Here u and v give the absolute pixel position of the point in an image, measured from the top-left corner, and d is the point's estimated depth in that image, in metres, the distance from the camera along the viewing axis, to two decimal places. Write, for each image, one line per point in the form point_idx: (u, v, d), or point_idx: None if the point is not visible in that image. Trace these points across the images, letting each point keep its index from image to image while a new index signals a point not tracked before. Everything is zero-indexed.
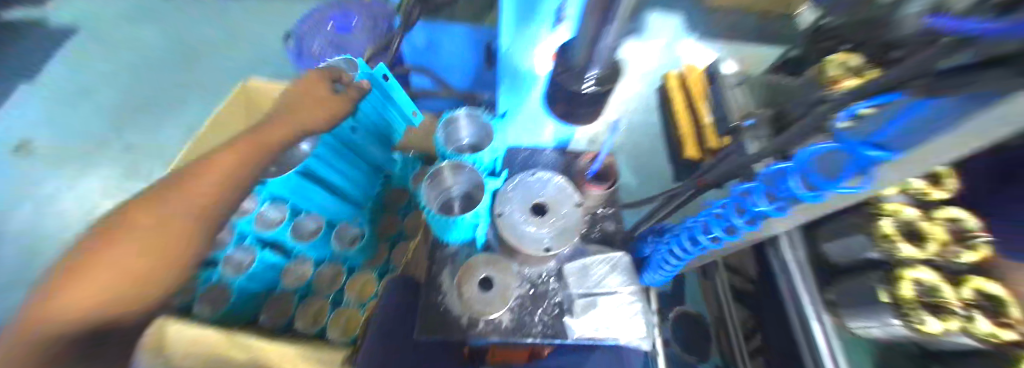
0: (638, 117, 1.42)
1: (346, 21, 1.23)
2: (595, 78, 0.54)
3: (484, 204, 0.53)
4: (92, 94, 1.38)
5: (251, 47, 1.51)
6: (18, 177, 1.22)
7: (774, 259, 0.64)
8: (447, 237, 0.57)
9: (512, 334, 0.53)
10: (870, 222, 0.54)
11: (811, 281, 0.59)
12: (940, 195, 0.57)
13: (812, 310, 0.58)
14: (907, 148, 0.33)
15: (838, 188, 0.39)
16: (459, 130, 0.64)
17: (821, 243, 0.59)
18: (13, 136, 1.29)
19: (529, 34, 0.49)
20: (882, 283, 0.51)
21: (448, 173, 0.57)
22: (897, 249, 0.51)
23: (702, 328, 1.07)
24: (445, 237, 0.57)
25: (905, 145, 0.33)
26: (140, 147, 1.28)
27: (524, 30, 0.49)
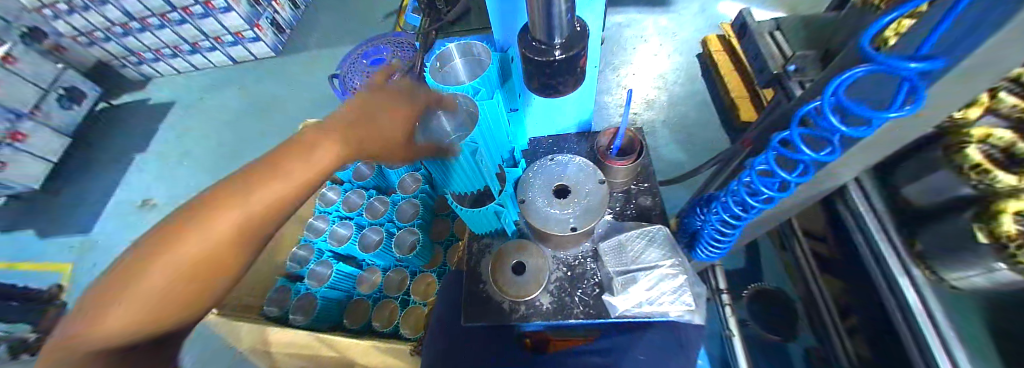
0: (678, 88, 1.33)
1: (378, 54, 1.36)
2: None
3: (507, 193, 0.56)
4: (196, 153, 1.70)
5: (309, 93, 1.74)
6: (150, 226, 1.54)
7: (847, 211, 0.57)
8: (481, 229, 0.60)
9: (554, 316, 0.53)
10: (952, 154, 0.46)
11: (891, 231, 0.51)
12: None
13: (894, 262, 0.50)
14: (974, 51, 0.27)
15: (888, 117, 0.33)
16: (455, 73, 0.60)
17: (903, 188, 0.53)
18: (143, 195, 1.63)
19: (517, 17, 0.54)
20: (978, 222, 0.43)
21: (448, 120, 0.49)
22: (992, 179, 0.42)
23: (786, 304, 0.95)
24: (482, 229, 0.61)
25: (972, 49, 0.27)
26: None
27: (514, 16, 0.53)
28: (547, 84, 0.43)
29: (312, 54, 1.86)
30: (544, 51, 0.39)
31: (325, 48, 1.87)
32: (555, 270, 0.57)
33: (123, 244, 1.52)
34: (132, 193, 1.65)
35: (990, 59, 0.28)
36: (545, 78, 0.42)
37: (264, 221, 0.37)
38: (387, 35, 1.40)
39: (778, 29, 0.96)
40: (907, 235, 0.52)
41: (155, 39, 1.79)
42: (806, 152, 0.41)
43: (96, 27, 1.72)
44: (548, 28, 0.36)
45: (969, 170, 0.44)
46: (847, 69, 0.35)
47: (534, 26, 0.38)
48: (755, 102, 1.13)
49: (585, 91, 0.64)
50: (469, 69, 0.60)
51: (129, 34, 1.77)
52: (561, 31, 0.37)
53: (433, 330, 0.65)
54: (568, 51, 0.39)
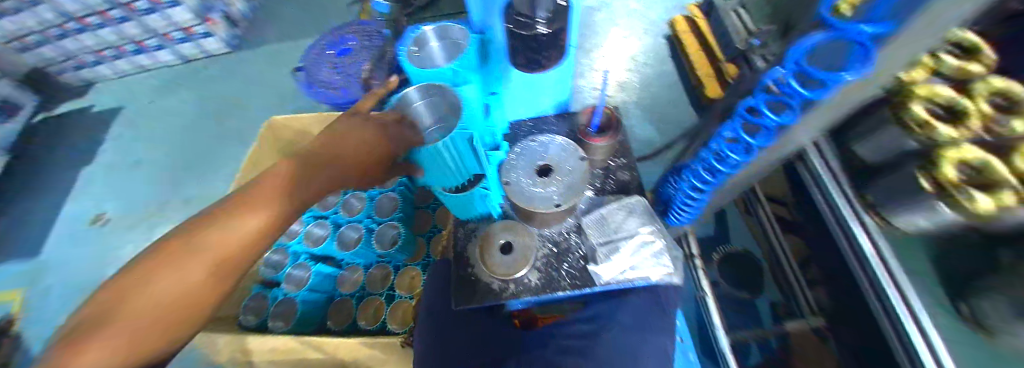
0: (648, 68, 1.37)
1: (346, 44, 1.30)
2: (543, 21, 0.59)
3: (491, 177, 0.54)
4: (148, 161, 1.57)
5: (271, 90, 1.64)
6: (103, 244, 1.41)
7: (806, 172, 0.62)
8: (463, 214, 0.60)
9: (543, 291, 0.55)
10: (899, 112, 0.50)
11: (846, 187, 0.56)
12: (977, 67, 0.50)
13: (850, 213, 0.55)
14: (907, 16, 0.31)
15: (841, 79, 0.37)
16: (432, 55, 0.57)
17: (854, 146, 0.58)
18: (90, 211, 1.49)
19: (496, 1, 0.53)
20: (922, 169, 0.47)
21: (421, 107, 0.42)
22: (933, 132, 0.46)
23: (751, 264, 1.02)
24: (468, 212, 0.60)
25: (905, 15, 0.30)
26: (197, 198, 1.46)
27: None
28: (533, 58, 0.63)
29: (272, 48, 1.75)
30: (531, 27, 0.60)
31: (285, 40, 1.76)
32: (541, 246, 0.58)
33: (73, 265, 1.39)
34: (78, 210, 1.50)
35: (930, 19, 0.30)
36: (531, 52, 0.62)
37: (246, 249, 0.37)
38: (355, 23, 1.34)
39: (741, 6, 1.01)
40: (859, 190, 0.57)
41: (96, 39, 1.63)
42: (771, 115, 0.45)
43: (25, 29, 1.55)
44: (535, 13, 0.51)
45: (913, 125, 0.48)
46: None
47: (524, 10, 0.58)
48: (720, 80, 1.19)
49: (564, 73, 0.66)
50: (446, 52, 0.57)
51: (64, 36, 1.59)
52: None
53: (424, 319, 0.65)
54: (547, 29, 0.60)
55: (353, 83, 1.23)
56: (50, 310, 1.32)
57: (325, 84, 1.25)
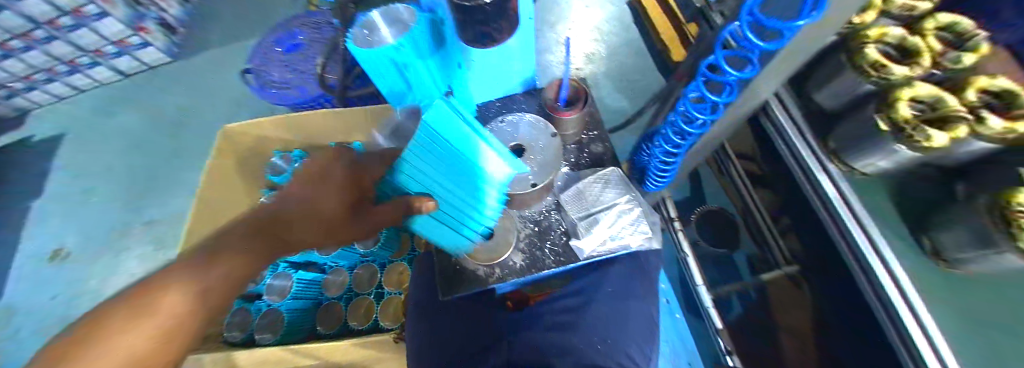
0: (614, 37, 1.35)
1: (294, 40, 1.22)
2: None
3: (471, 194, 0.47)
4: (98, 187, 1.45)
5: (222, 96, 1.53)
6: (66, 279, 1.32)
7: (771, 127, 0.62)
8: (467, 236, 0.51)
9: (528, 271, 0.54)
10: (854, 56, 0.49)
11: (810, 137, 0.57)
12: (925, 3, 0.50)
13: (814, 163, 0.56)
14: None
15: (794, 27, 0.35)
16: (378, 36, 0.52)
17: (815, 94, 0.58)
18: (45, 246, 1.38)
19: None
20: (879, 111, 0.47)
21: None
22: (887, 72, 0.46)
23: (728, 220, 1.05)
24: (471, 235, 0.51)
25: None
26: (160, 220, 1.37)
27: None
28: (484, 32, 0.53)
29: (215, 50, 1.62)
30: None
31: (229, 40, 1.63)
32: (523, 227, 0.58)
33: (34, 305, 1.30)
34: (31, 247, 1.38)
35: None
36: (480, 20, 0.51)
37: (221, 296, 0.40)
38: (301, 16, 1.25)
39: None
40: (821, 138, 0.57)
41: None
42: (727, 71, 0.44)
43: None
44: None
45: (867, 68, 0.47)
46: None
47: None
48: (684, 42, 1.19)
49: (525, 48, 0.62)
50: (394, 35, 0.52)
51: None
52: None
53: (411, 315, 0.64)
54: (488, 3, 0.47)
55: (308, 81, 1.15)
56: (15, 355, 1.24)
57: (278, 85, 1.17)
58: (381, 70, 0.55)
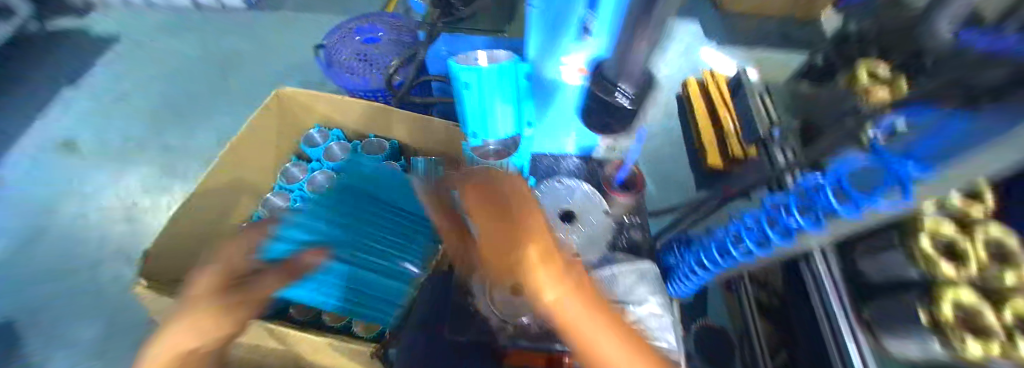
0: (658, 123, 1.41)
1: (372, 33, 1.28)
2: (629, 92, 0.38)
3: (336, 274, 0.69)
4: (134, 98, 1.48)
5: (282, 56, 1.60)
6: (63, 174, 1.30)
7: (810, 275, 0.63)
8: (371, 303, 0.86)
9: (541, 341, 0.52)
10: (907, 240, 0.50)
11: (847, 300, 0.58)
12: (978, 211, 0.50)
13: (845, 326, 0.56)
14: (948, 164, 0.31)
15: (877, 204, 0.38)
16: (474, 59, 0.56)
17: (858, 260, 0.58)
18: (59, 135, 1.38)
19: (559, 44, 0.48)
20: (922, 301, 0.47)
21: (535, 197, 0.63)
22: (935, 266, 0.46)
23: (724, 340, 1.04)
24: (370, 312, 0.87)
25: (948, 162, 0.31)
26: (178, 149, 1.37)
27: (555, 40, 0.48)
28: (608, 124, 0.41)
29: (291, 14, 1.72)
30: (608, 91, 0.38)
31: (307, 10, 1.73)
32: None
33: (22, 190, 1.27)
34: (45, 132, 1.38)
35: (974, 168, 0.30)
36: (608, 118, 0.40)
37: None
38: (384, 14, 1.33)
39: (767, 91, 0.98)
40: (857, 306, 0.57)
41: None
42: (798, 217, 0.46)
43: None
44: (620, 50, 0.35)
45: (918, 256, 0.48)
46: None
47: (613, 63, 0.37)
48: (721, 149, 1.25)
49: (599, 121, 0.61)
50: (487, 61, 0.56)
51: None
52: (632, 77, 0.37)
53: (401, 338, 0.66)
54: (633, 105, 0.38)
55: (372, 73, 1.21)
56: None
57: (342, 66, 1.22)
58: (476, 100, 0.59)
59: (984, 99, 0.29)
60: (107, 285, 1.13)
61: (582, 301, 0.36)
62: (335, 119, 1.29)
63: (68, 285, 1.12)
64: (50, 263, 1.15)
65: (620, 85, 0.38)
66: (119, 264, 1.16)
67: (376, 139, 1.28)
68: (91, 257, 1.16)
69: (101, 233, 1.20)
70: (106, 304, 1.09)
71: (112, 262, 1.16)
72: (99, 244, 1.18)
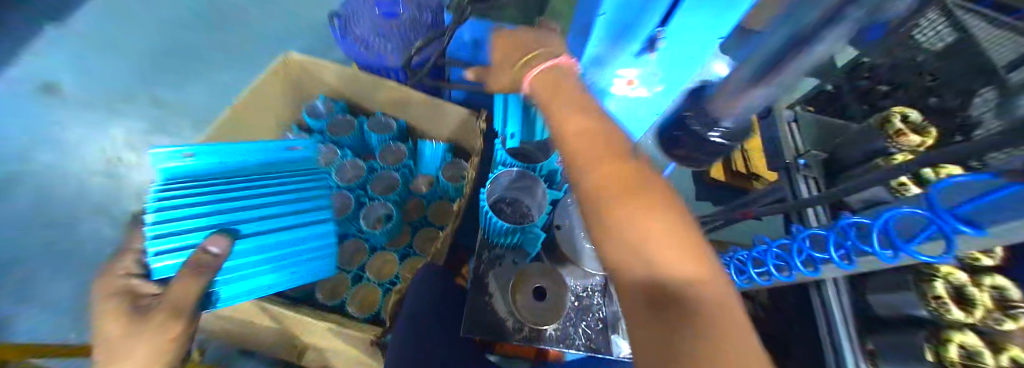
0: None
1: (394, 7, 1.18)
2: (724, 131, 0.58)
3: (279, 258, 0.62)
4: (123, 45, 1.37)
5: (288, 16, 1.50)
6: (41, 118, 1.22)
7: (818, 302, 0.64)
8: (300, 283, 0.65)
9: (556, 343, 0.55)
10: (922, 282, 0.51)
11: (854, 331, 0.60)
12: (986, 260, 0.49)
13: (851, 357, 0.58)
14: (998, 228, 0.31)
15: (916, 254, 0.39)
16: None
17: (870, 294, 0.59)
18: (40, 76, 1.29)
19: (619, 56, 0.45)
20: (929, 341, 0.50)
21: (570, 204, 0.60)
22: (946, 310, 0.48)
23: None
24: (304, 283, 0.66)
25: (997, 226, 0.31)
26: (170, 104, 1.28)
27: (613, 51, 0.45)
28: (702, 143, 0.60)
29: None
30: (710, 126, 0.57)
31: None
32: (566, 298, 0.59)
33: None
34: (25, 71, 1.29)
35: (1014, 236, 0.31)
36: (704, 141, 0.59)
37: None
38: None
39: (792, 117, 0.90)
40: (862, 336, 0.60)
41: None
42: (831, 254, 0.48)
43: None
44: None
45: (930, 298, 0.50)
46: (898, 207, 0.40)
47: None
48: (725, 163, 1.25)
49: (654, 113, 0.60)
50: None
51: None
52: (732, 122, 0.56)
53: (405, 325, 0.71)
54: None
55: (390, 50, 1.15)
56: None
57: (358, 39, 1.16)
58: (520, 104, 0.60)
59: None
60: (87, 241, 1.08)
61: (660, 194, 0.31)
62: (342, 91, 1.23)
63: (48, 237, 1.07)
64: (30, 213, 1.10)
65: (720, 126, 0.56)
66: (102, 220, 1.10)
67: (383, 116, 1.23)
68: (70, 211, 1.10)
69: (81, 186, 1.13)
70: (88, 261, 1.06)
71: (93, 218, 1.10)
72: (80, 197, 1.12)
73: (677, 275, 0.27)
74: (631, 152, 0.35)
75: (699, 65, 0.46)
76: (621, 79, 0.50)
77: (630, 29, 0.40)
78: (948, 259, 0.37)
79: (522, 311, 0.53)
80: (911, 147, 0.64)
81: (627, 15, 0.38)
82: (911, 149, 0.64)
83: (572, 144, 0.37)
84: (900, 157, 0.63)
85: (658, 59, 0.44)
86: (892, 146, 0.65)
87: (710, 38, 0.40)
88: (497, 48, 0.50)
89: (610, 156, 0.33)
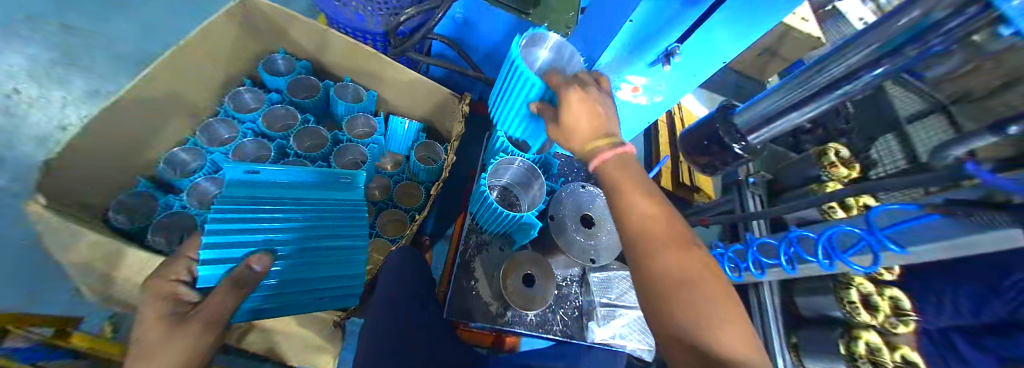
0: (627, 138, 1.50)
1: None
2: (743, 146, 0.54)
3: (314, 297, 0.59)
4: None
5: None
6: None
7: (755, 300, 0.76)
8: (324, 306, 0.60)
9: (536, 328, 0.58)
10: (840, 288, 0.62)
11: (781, 325, 0.71)
12: (888, 276, 0.61)
13: (778, 345, 0.70)
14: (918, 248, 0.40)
15: (849, 263, 0.47)
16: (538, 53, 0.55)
17: (796, 297, 0.72)
18: None
19: (635, 61, 0.54)
20: (844, 337, 0.60)
21: (565, 197, 0.62)
22: (856, 313, 0.59)
23: None
24: (328, 305, 0.60)
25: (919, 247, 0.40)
26: (79, 31, 1.03)
27: (630, 56, 0.53)
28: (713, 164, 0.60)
29: None
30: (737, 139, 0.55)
31: None
32: None
33: None
34: None
35: (934, 255, 0.40)
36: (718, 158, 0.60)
37: None
38: None
39: None
40: (788, 329, 0.72)
41: None
42: (780, 259, 0.56)
43: None
44: (766, 120, 0.50)
45: (846, 302, 0.60)
46: (843, 224, 0.48)
47: (745, 120, 0.54)
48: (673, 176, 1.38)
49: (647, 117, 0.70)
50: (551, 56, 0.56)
51: None
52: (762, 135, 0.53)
53: (378, 308, 0.69)
54: (746, 153, 0.55)
55: (371, 14, 1.03)
56: None
57: None
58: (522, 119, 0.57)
59: None
60: None
61: (717, 285, 0.36)
62: (308, 50, 1.11)
63: None
64: None
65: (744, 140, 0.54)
66: None
67: (352, 84, 1.14)
68: None
69: None
70: None
71: None
72: None
73: (731, 353, 0.33)
74: (691, 239, 0.41)
75: (696, 82, 0.58)
76: (631, 81, 0.58)
77: (653, 40, 0.49)
78: (872, 270, 0.46)
79: (515, 299, 0.55)
80: (838, 177, 0.73)
81: (657, 26, 0.46)
82: (839, 179, 0.73)
83: (641, 227, 0.42)
84: (830, 183, 0.73)
85: (669, 69, 0.53)
86: (824, 174, 0.75)
87: (711, 62, 0.52)
88: (575, 103, 0.47)
89: (676, 243, 0.39)
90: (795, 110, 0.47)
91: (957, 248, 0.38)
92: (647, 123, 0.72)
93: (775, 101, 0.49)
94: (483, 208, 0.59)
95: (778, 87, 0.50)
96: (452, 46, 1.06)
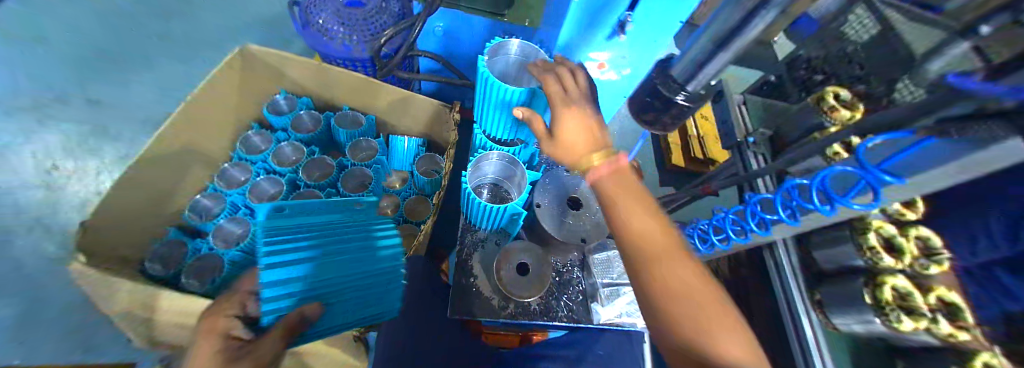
0: None
1: None
2: (688, 93, 0.51)
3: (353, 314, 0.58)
4: (50, 41, 1.18)
5: (239, 11, 1.40)
6: None
7: (772, 262, 0.73)
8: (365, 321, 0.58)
9: (539, 316, 0.57)
10: (857, 236, 0.59)
11: (802, 283, 0.68)
12: (909, 214, 0.58)
13: (800, 304, 0.66)
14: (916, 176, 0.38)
15: (850, 204, 0.45)
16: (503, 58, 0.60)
17: (812, 252, 0.68)
18: None
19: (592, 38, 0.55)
20: (867, 285, 0.57)
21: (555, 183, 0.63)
22: (879, 258, 0.55)
23: None
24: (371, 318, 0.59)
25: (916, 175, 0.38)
26: (109, 105, 1.13)
27: (586, 33, 0.54)
28: None
29: None
30: (676, 90, 0.52)
31: None
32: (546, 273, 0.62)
33: None
34: None
35: (935, 179, 0.37)
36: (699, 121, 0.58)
37: None
38: None
39: (745, 104, 0.96)
40: (810, 286, 0.68)
41: None
42: (780, 213, 0.54)
43: None
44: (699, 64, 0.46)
45: (865, 249, 0.57)
46: (837, 164, 0.46)
47: (680, 70, 0.51)
48: (682, 152, 1.34)
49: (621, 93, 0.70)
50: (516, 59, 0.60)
51: None
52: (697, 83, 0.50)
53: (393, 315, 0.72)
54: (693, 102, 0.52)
55: (358, 42, 1.05)
56: None
57: (322, 30, 1.04)
58: (497, 118, 0.61)
59: (949, 129, 0.35)
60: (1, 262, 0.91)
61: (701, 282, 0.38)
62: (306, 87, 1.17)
63: None
64: None
65: (685, 88, 0.51)
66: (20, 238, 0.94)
67: (351, 111, 1.19)
68: None
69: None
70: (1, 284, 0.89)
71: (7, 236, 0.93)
72: None
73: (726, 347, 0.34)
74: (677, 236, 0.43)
75: (659, 48, 0.58)
76: (595, 58, 0.59)
77: (603, 14, 0.50)
78: (873, 206, 0.44)
79: (512, 289, 0.56)
80: (842, 121, 0.69)
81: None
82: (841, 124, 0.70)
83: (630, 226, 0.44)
84: (831, 127, 0.70)
85: (625, 40, 0.54)
86: (827, 121, 0.71)
87: (667, 25, 0.51)
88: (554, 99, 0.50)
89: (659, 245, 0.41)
90: (722, 50, 0.43)
91: (960, 169, 0.35)
92: (623, 100, 0.72)
93: (701, 46, 0.45)
94: (472, 207, 0.59)
95: (717, 13, 0.43)
96: (439, 60, 1.08)
